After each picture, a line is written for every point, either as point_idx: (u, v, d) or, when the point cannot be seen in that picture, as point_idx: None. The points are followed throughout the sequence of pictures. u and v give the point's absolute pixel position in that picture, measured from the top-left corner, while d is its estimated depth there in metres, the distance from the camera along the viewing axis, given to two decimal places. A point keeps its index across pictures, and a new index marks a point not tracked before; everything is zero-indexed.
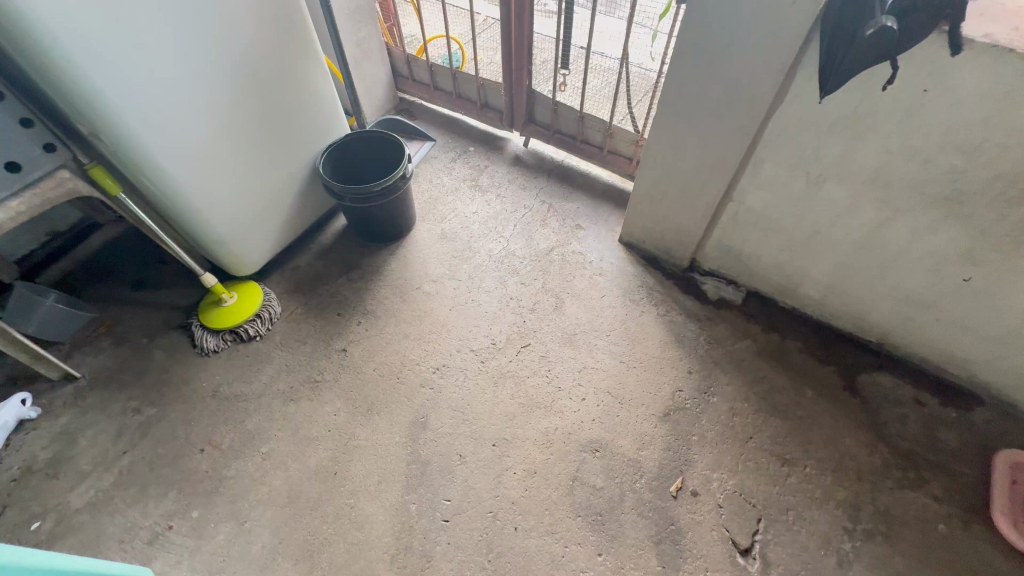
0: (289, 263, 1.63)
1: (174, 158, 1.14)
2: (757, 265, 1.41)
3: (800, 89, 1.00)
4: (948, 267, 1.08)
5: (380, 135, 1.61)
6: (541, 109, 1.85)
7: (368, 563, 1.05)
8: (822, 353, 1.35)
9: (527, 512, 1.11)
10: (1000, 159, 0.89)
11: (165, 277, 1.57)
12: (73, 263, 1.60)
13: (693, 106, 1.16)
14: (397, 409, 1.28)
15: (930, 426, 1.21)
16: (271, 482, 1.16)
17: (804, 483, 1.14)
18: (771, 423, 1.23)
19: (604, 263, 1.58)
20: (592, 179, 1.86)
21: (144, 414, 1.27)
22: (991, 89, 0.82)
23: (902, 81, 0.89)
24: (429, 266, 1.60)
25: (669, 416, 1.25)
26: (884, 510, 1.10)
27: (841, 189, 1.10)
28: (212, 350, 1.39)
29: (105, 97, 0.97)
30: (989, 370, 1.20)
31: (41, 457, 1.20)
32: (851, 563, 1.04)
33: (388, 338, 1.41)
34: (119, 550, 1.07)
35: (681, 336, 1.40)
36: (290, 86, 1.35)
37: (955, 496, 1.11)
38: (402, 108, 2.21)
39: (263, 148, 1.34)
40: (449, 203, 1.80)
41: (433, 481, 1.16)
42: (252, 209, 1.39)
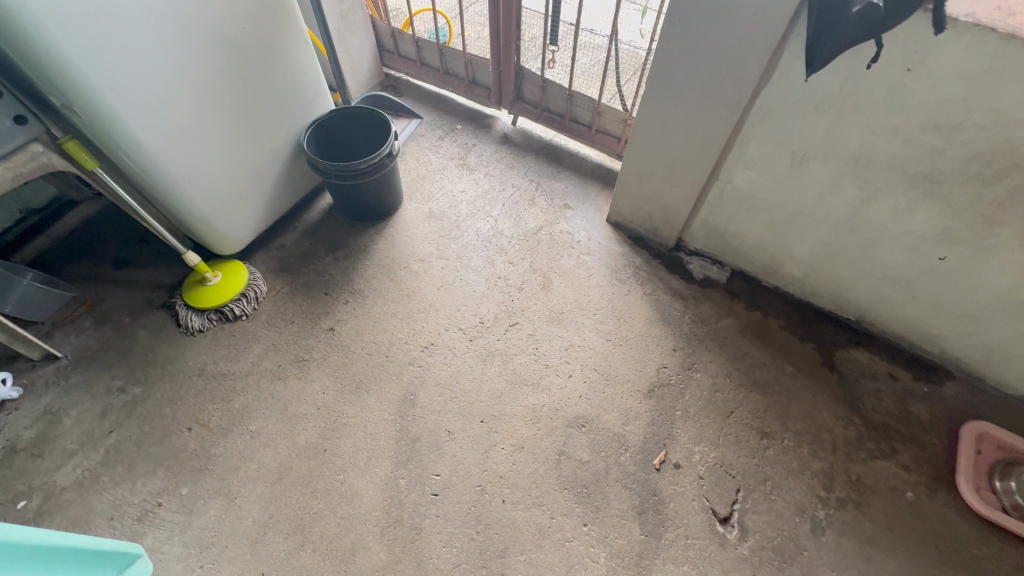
0: (274, 242, 1.61)
1: (153, 131, 1.11)
2: (741, 244, 1.43)
3: (787, 67, 1.01)
4: (924, 246, 1.11)
5: (366, 111, 1.58)
6: (529, 87, 1.83)
7: (359, 536, 1.07)
8: (803, 330, 1.39)
9: (514, 485, 1.14)
10: (977, 139, 0.90)
11: (147, 255, 1.54)
12: (49, 241, 1.56)
13: (681, 84, 1.16)
14: (386, 387, 1.29)
15: (902, 399, 1.26)
16: (260, 459, 1.17)
17: (782, 455, 1.18)
18: (751, 398, 1.27)
19: (591, 242, 1.59)
20: (580, 158, 1.86)
21: (130, 392, 1.26)
22: (971, 68, 0.83)
23: (886, 59, 0.89)
24: (417, 245, 1.59)
25: (653, 392, 1.28)
26: (856, 479, 1.15)
27: (824, 169, 1.12)
28: (197, 329, 1.37)
29: (79, 66, 0.94)
30: (959, 346, 1.25)
31: (25, 436, 1.19)
32: (824, 529, 1.09)
33: (376, 317, 1.41)
34: (108, 526, 1.08)
35: (667, 314, 1.42)
36: (272, 59, 1.31)
37: (923, 465, 1.17)
38: (388, 84, 2.16)
39: (245, 123, 1.31)
40: (436, 181, 1.78)
41: (422, 456, 1.18)
42: (235, 186, 1.37)
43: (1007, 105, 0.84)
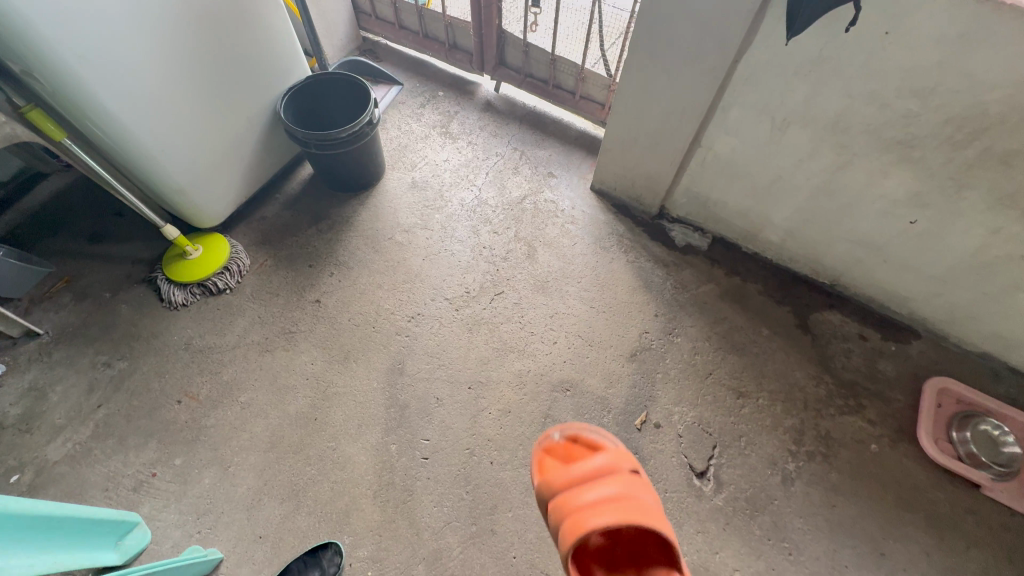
0: (255, 214, 1.58)
1: (124, 101, 1.08)
2: (722, 210, 1.45)
3: (769, 30, 1.00)
4: (896, 210, 1.14)
5: (344, 77, 1.53)
6: (512, 51, 1.79)
7: (352, 499, 1.11)
8: (779, 295, 1.43)
9: (502, 448, 1.18)
10: (950, 104, 0.92)
11: (122, 229, 1.50)
12: (19, 215, 1.51)
13: (664, 48, 1.14)
14: (374, 356, 1.30)
15: (871, 358, 1.32)
16: (251, 429, 1.19)
17: (757, 413, 1.24)
18: (729, 360, 1.32)
19: (576, 210, 1.60)
20: (564, 125, 1.84)
21: (116, 367, 1.26)
22: (947, 31, 0.84)
23: (865, 23, 0.90)
24: (400, 215, 1.58)
25: (635, 356, 1.32)
26: (825, 434, 1.21)
27: (803, 134, 1.13)
28: (181, 304, 1.37)
29: (39, 29, 0.90)
30: (926, 307, 1.30)
31: (12, 412, 1.18)
32: (794, 480, 1.15)
33: (362, 288, 1.42)
34: (104, 497, 1.10)
35: (649, 281, 1.45)
36: (244, 23, 1.26)
37: (887, 419, 1.24)
38: (365, 48, 2.09)
39: (220, 92, 1.28)
40: (418, 150, 1.75)
41: (412, 423, 1.21)
42: (213, 158, 1.34)
43: (979, 68, 0.86)
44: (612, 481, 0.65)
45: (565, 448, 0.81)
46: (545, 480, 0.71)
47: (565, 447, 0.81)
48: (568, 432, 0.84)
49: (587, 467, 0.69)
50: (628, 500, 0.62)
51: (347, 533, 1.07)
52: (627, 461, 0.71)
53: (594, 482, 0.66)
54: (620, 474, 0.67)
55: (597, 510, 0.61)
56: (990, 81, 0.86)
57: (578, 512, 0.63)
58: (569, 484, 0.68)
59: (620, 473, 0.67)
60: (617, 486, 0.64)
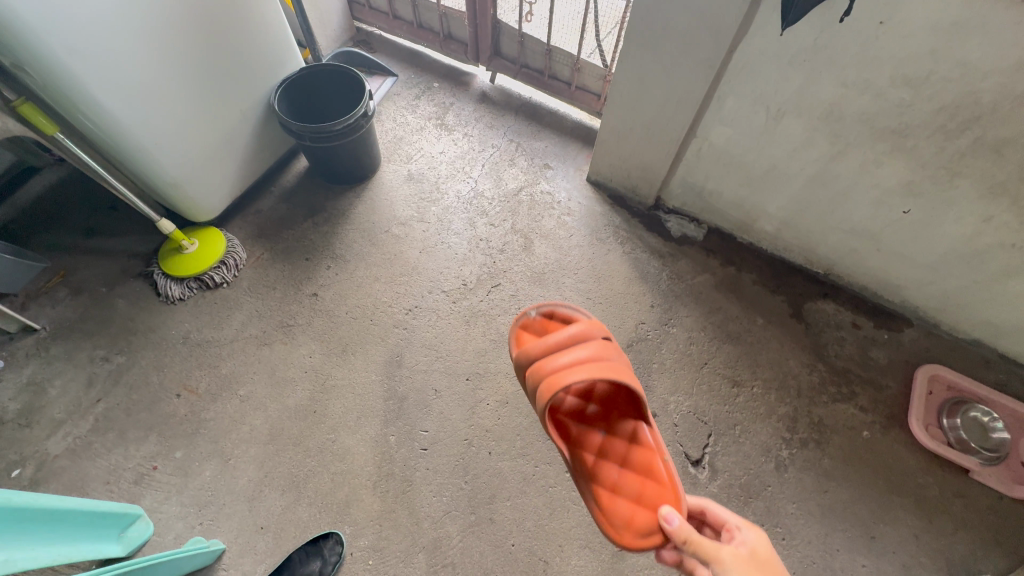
0: (250, 208, 1.58)
1: (115, 93, 1.07)
2: (717, 201, 1.45)
3: (764, 20, 1.00)
4: (889, 199, 1.15)
5: (338, 69, 1.52)
6: (507, 41, 1.78)
7: (352, 489, 1.12)
8: (774, 284, 1.44)
9: (500, 438, 1.19)
10: (943, 93, 0.93)
11: (117, 224, 1.50)
12: (13, 210, 1.51)
13: (660, 38, 1.14)
14: (372, 348, 1.31)
15: (864, 346, 1.34)
16: (251, 422, 1.20)
17: (751, 401, 1.25)
18: (724, 349, 1.33)
19: (572, 202, 1.60)
20: (560, 117, 1.83)
21: (114, 361, 1.27)
22: (941, 20, 0.84)
23: (859, 12, 0.90)
24: (396, 208, 1.58)
25: (632, 347, 1.33)
26: (818, 421, 1.23)
27: (798, 124, 1.13)
28: (178, 298, 1.37)
29: (27, 21, 0.89)
30: (918, 295, 1.32)
31: (11, 408, 1.19)
32: (787, 466, 1.17)
33: (359, 281, 1.42)
34: (106, 490, 1.11)
35: (645, 272, 1.46)
36: (236, 13, 1.25)
37: (879, 406, 1.26)
38: (359, 39, 2.07)
39: (213, 85, 1.27)
40: (414, 142, 1.75)
41: (410, 414, 1.22)
42: (207, 151, 1.33)
43: (972, 57, 0.86)
44: (586, 346, 0.80)
45: (541, 322, 0.96)
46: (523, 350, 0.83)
47: (542, 323, 0.95)
48: (542, 309, 0.97)
49: (559, 336, 0.81)
50: (601, 358, 0.78)
51: (347, 523, 1.09)
52: (596, 328, 0.84)
53: (566, 348, 0.80)
54: (591, 338, 0.82)
55: (575, 370, 0.76)
56: (983, 69, 0.87)
57: (556, 375, 0.77)
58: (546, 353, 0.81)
59: (589, 340, 0.81)
60: (587, 349, 0.79)
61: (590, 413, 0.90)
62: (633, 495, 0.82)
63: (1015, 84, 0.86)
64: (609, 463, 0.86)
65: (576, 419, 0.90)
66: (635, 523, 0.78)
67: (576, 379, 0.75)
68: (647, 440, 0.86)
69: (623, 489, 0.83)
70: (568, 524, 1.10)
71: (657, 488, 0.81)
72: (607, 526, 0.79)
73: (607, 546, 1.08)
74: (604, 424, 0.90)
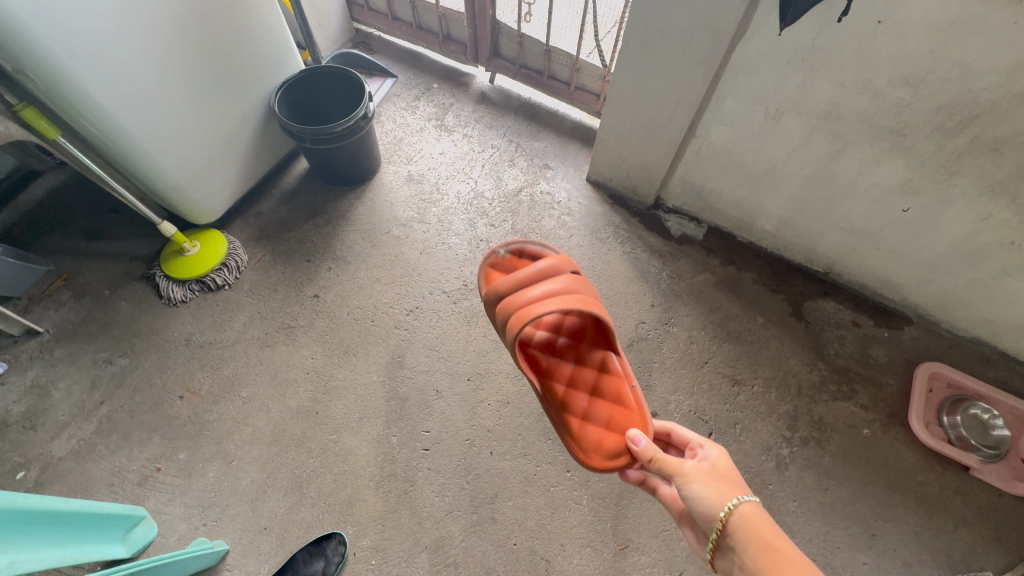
0: (251, 210, 1.58)
1: (117, 97, 1.08)
2: (717, 200, 1.46)
3: (762, 20, 1.00)
4: (889, 198, 1.15)
5: (338, 71, 1.52)
6: (506, 42, 1.78)
7: (354, 490, 1.13)
8: (774, 283, 1.45)
9: (501, 438, 1.20)
10: (940, 92, 0.93)
11: (119, 226, 1.50)
12: (15, 214, 1.51)
13: (658, 39, 1.14)
14: (373, 349, 1.32)
15: (864, 345, 1.34)
16: (253, 423, 1.21)
17: (752, 400, 1.26)
18: (724, 348, 1.33)
19: (572, 202, 1.61)
20: (560, 117, 1.83)
21: (117, 364, 1.27)
22: (938, 19, 0.85)
23: (857, 12, 0.90)
24: (397, 209, 1.58)
25: (632, 346, 1.34)
26: (819, 419, 1.23)
27: (797, 124, 1.14)
28: (180, 300, 1.37)
29: (30, 26, 0.90)
30: (918, 293, 1.32)
31: (15, 410, 1.20)
32: (788, 465, 1.18)
33: (360, 283, 1.43)
34: (110, 491, 1.11)
35: (645, 271, 1.46)
36: (236, 17, 1.25)
37: (879, 404, 1.26)
38: (358, 40, 2.08)
39: (214, 88, 1.27)
40: (414, 143, 1.75)
41: (412, 414, 1.22)
42: (209, 154, 1.34)
43: (970, 56, 0.86)
44: (555, 278, 0.87)
45: (509, 260, 1.04)
46: (495, 284, 0.90)
47: (511, 262, 1.04)
48: (511, 248, 1.06)
49: (529, 270, 0.89)
50: (569, 287, 0.85)
51: (350, 524, 1.09)
52: (564, 263, 0.92)
53: (535, 281, 0.87)
54: (559, 271, 0.90)
55: (544, 298, 0.83)
56: (980, 69, 0.87)
57: (526, 305, 0.84)
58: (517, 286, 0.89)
59: (558, 272, 0.90)
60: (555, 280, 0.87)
61: (559, 346, 0.99)
62: (601, 418, 0.91)
63: (1013, 83, 0.86)
64: (578, 391, 0.94)
65: (546, 352, 0.99)
66: (603, 444, 0.87)
67: (544, 308, 0.81)
68: (614, 367, 0.96)
69: (591, 414, 0.91)
70: (569, 523, 1.10)
71: (623, 412, 0.90)
72: (576, 447, 0.87)
73: (608, 545, 1.09)
74: (574, 356, 0.99)
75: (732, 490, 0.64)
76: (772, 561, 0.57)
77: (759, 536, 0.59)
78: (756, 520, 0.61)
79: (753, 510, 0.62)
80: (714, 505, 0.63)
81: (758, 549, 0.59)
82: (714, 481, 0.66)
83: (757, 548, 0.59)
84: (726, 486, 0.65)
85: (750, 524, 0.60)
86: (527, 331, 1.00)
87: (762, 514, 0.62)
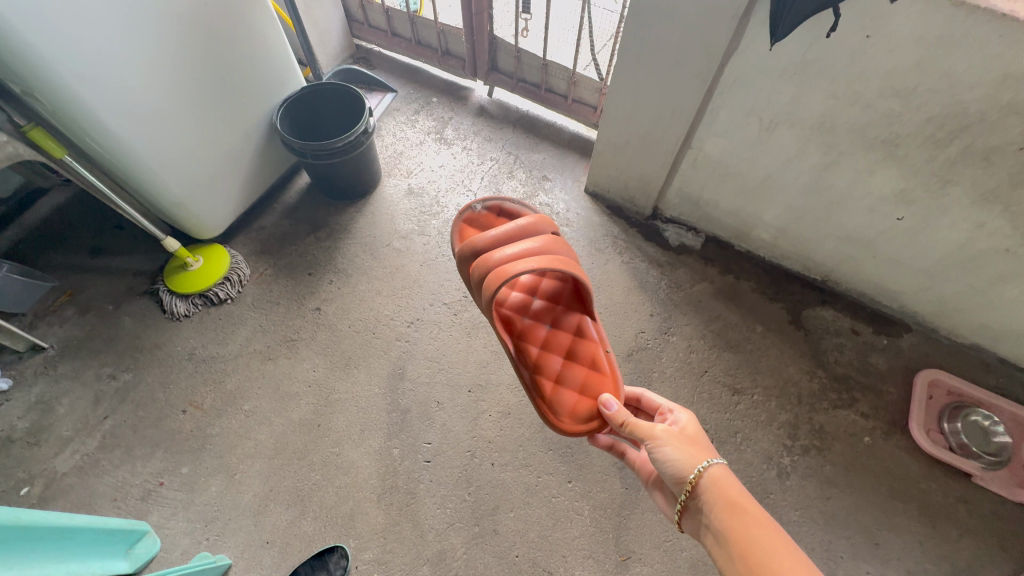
0: (254, 225, 1.60)
1: (122, 117, 1.10)
2: (714, 210, 1.47)
3: (754, 35, 1.02)
4: (883, 207, 1.16)
5: (339, 87, 1.55)
6: (504, 56, 1.81)
7: (356, 503, 1.13)
8: (772, 292, 1.46)
9: (502, 449, 1.20)
10: (930, 104, 0.95)
11: (123, 242, 1.52)
12: (21, 231, 1.53)
13: (653, 54, 1.16)
14: (375, 362, 1.32)
15: (863, 352, 1.35)
16: (256, 437, 1.21)
17: (752, 409, 1.26)
18: (724, 357, 1.34)
19: (570, 212, 1.62)
20: (558, 129, 1.86)
21: (121, 379, 1.28)
22: (925, 33, 0.86)
23: (846, 27, 0.92)
24: (397, 222, 1.60)
25: (632, 356, 1.34)
26: (819, 428, 1.24)
27: (791, 135, 1.15)
28: (183, 315, 1.39)
29: (38, 49, 0.92)
30: (916, 300, 1.33)
31: (19, 426, 1.20)
32: (789, 474, 1.18)
33: (361, 295, 1.44)
34: (113, 507, 1.12)
35: (644, 281, 1.48)
36: (238, 36, 1.28)
37: (880, 411, 1.26)
38: (359, 56, 2.11)
39: (217, 105, 1.30)
40: (414, 156, 1.77)
41: (413, 427, 1.23)
42: (211, 171, 1.36)
43: (958, 69, 0.88)
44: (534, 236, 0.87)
45: (486, 218, 1.09)
46: (471, 241, 0.90)
47: (489, 221, 1.08)
48: (488, 205, 1.10)
49: (507, 229, 0.89)
50: (548, 247, 0.85)
51: (352, 536, 1.10)
52: (542, 224, 0.92)
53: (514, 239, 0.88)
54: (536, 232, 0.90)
55: (520, 255, 0.83)
56: (968, 80, 0.89)
57: (501, 262, 0.83)
58: (494, 244, 0.88)
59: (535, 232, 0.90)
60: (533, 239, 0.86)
61: (535, 309, 0.98)
62: (575, 382, 0.90)
63: (1001, 94, 0.87)
64: (552, 354, 0.94)
65: (521, 314, 0.98)
66: (575, 408, 0.87)
67: (520, 265, 0.80)
68: (590, 333, 0.96)
69: (564, 377, 0.91)
70: (571, 535, 1.10)
71: (597, 377, 0.91)
72: (548, 411, 0.87)
73: (610, 556, 1.09)
74: (550, 319, 0.98)
75: (701, 453, 0.67)
76: (738, 522, 0.60)
77: (726, 497, 0.62)
78: (724, 482, 0.63)
79: (722, 473, 0.64)
80: (684, 468, 0.65)
81: (725, 509, 0.61)
82: (685, 444, 0.68)
83: (724, 508, 0.61)
84: (696, 449, 0.67)
85: (718, 485, 0.63)
86: (503, 292, 1.00)
87: (730, 477, 0.64)
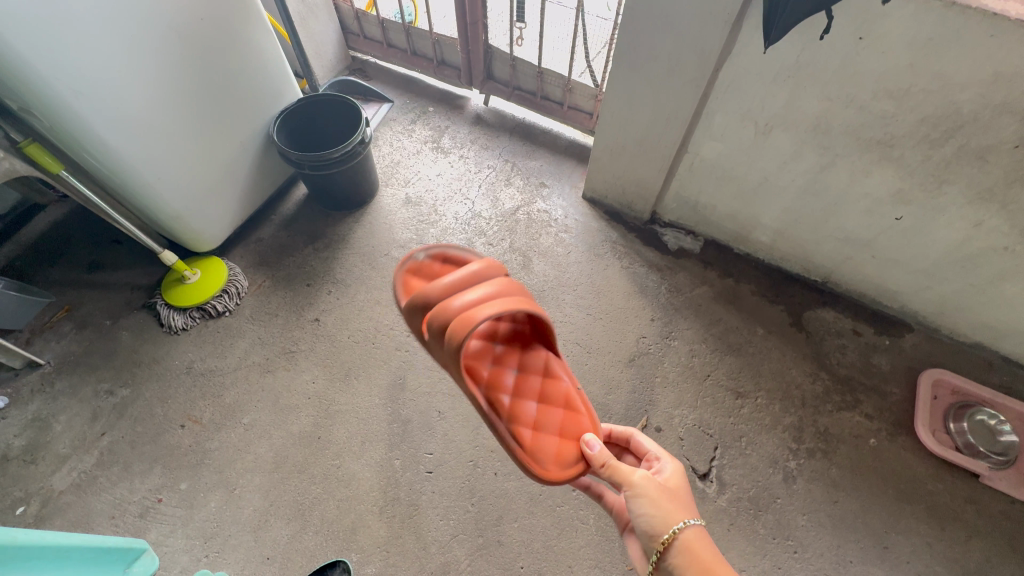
0: (251, 236, 1.60)
1: (118, 131, 1.10)
2: (712, 213, 1.47)
3: (747, 39, 1.03)
4: (881, 207, 1.16)
5: (335, 99, 1.55)
6: (499, 65, 1.82)
7: (358, 515, 1.12)
8: (773, 294, 1.45)
9: (505, 458, 1.19)
10: (924, 104, 0.95)
11: (121, 257, 1.52)
12: (18, 248, 1.53)
13: (647, 59, 1.17)
14: (375, 372, 1.31)
15: (866, 353, 1.34)
16: (256, 450, 1.20)
17: (756, 412, 1.25)
18: (726, 361, 1.33)
19: (568, 219, 1.62)
20: (554, 136, 1.86)
21: (118, 395, 1.27)
22: (917, 35, 0.87)
23: (838, 30, 0.92)
24: (395, 231, 1.60)
25: (634, 362, 1.33)
26: (824, 430, 1.23)
27: (786, 138, 1.16)
28: (181, 328, 1.38)
29: (32, 64, 0.92)
30: (916, 300, 1.32)
31: (16, 444, 1.19)
32: (795, 478, 1.17)
33: (360, 305, 1.43)
34: (111, 525, 1.10)
35: (644, 286, 1.47)
36: (235, 49, 1.28)
37: (884, 413, 1.25)
38: (354, 68, 2.13)
39: (214, 118, 1.30)
40: (411, 166, 1.77)
41: (415, 437, 1.22)
42: (208, 184, 1.36)
43: (949, 69, 0.89)
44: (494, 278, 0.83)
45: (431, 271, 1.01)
46: (420, 292, 0.84)
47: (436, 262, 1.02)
48: (432, 262, 1.03)
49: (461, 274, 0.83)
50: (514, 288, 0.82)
51: (354, 551, 1.08)
52: (494, 267, 0.86)
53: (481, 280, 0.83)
54: (479, 270, 0.84)
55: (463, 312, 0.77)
56: (961, 80, 0.89)
57: (463, 309, 0.77)
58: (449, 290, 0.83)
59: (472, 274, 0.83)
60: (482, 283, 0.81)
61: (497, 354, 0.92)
62: (553, 428, 0.85)
63: (994, 93, 0.88)
64: (524, 401, 0.87)
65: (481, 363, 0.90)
66: (560, 454, 0.81)
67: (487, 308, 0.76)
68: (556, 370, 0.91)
69: (541, 424, 0.85)
70: (576, 544, 1.09)
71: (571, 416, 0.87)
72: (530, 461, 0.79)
73: (617, 565, 1.07)
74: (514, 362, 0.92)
75: (685, 509, 0.68)
76: None
77: (700, 561, 0.63)
78: (700, 545, 0.64)
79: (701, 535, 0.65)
80: (665, 517, 0.66)
81: None
82: (668, 495, 0.69)
83: (699, 566, 0.62)
84: (680, 503, 0.69)
85: (692, 549, 0.64)
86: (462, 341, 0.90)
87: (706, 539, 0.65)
